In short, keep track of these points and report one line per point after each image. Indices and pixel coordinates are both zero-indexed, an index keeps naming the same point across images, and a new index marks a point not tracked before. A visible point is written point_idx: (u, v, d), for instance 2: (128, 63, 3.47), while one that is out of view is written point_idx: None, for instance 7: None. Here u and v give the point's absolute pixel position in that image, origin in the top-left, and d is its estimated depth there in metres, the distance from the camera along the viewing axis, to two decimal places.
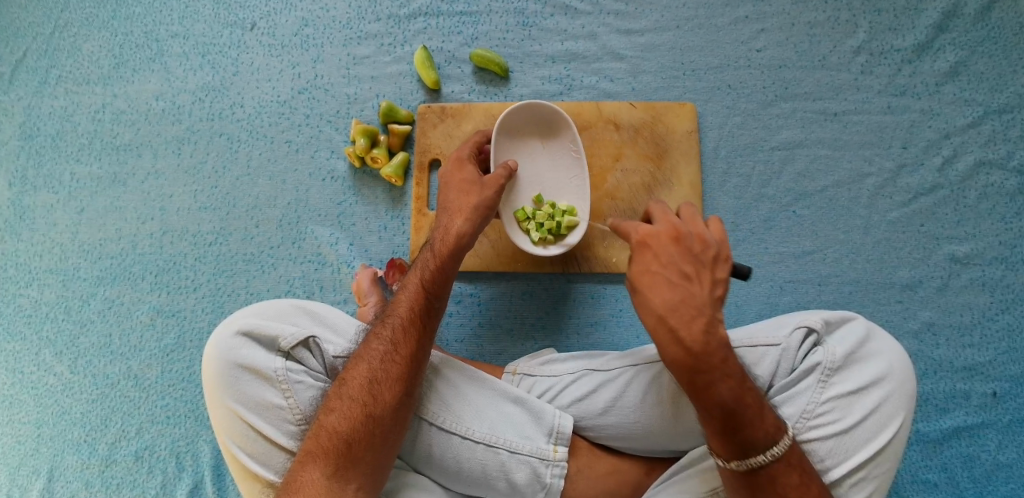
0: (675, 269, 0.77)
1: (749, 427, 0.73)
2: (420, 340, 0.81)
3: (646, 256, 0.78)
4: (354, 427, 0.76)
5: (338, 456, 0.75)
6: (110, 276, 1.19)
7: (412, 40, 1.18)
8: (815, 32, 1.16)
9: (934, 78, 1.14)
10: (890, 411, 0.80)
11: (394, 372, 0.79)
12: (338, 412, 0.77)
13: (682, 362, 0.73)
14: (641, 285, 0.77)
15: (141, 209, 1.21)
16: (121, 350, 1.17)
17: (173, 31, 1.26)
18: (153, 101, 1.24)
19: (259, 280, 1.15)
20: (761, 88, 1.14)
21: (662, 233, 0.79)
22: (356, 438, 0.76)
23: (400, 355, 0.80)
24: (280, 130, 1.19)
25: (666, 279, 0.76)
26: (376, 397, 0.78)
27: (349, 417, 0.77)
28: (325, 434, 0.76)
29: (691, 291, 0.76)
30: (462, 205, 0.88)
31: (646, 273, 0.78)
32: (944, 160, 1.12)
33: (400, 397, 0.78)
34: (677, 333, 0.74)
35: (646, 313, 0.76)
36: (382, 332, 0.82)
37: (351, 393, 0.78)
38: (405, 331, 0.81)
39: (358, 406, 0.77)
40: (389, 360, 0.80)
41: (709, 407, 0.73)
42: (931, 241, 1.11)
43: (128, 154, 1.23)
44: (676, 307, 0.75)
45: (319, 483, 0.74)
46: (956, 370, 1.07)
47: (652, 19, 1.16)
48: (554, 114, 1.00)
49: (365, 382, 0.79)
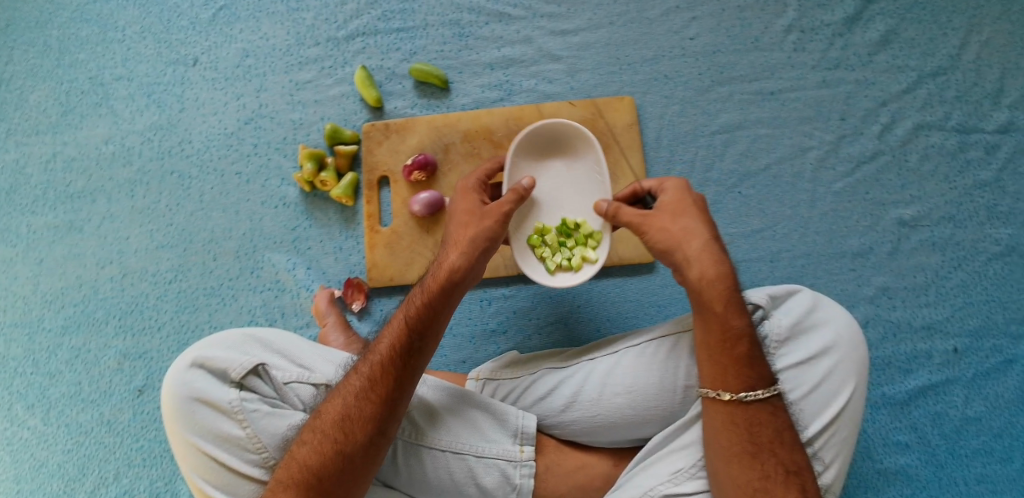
0: (701, 210, 0.85)
1: (760, 361, 0.79)
2: (398, 382, 0.80)
3: (671, 199, 0.85)
4: (325, 464, 0.76)
5: (309, 490, 0.76)
6: (74, 325, 1.19)
7: (352, 61, 1.20)
8: (745, 16, 1.18)
9: (865, 49, 1.17)
10: (841, 378, 0.83)
11: (368, 410, 0.78)
12: (310, 446, 0.78)
13: (720, 278, 0.80)
14: (671, 219, 0.84)
15: (100, 254, 1.21)
16: (92, 397, 1.17)
17: (117, 74, 1.27)
18: (103, 145, 1.25)
19: (221, 313, 1.15)
20: (698, 75, 1.16)
21: (678, 184, 0.87)
22: (328, 474, 0.76)
23: (377, 392, 0.79)
24: (229, 162, 1.20)
25: (701, 216, 0.84)
26: (348, 435, 0.78)
27: (320, 452, 0.77)
28: (296, 467, 0.77)
29: (715, 227, 0.84)
30: (459, 237, 0.87)
31: (676, 205, 0.85)
32: (883, 127, 1.15)
33: (372, 435, 0.78)
34: (712, 253, 0.81)
35: (687, 241, 0.82)
36: (361, 369, 0.81)
37: (324, 426, 0.79)
38: (383, 370, 0.80)
39: (330, 441, 0.77)
40: (364, 399, 0.79)
41: (733, 325, 0.79)
42: (878, 207, 1.13)
43: (82, 201, 1.23)
44: (711, 235, 0.83)
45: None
46: (914, 330, 1.09)
47: (585, 17, 1.18)
48: (574, 132, 0.98)
49: (338, 419, 0.79)
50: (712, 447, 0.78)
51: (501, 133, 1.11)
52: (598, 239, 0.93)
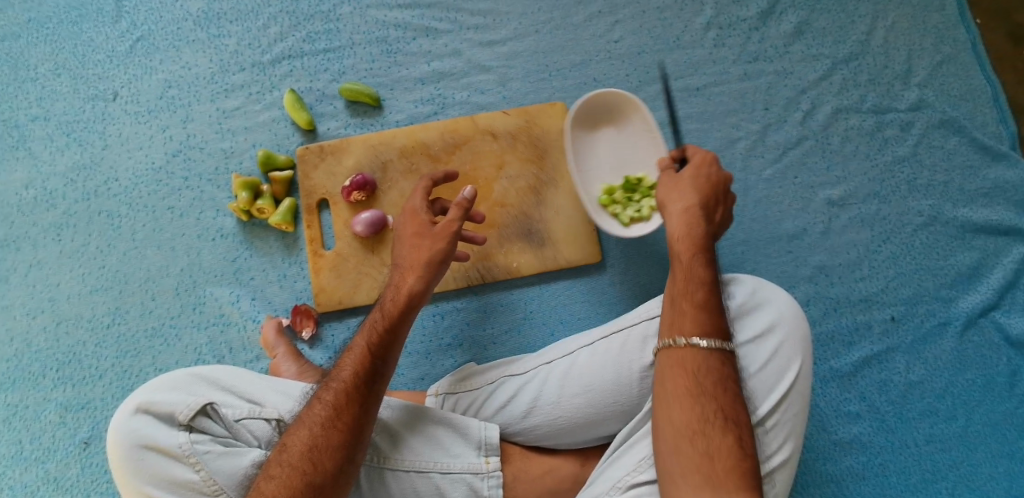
0: (706, 188, 0.90)
1: (720, 314, 0.80)
2: (364, 407, 0.80)
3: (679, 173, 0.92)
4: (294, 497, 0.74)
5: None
6: (7, 381, 1.13)
7: (280, 85, 1.18)
8: (666, 16, 1.22)
9: (781, 40, 1.23)
10: (787, 355, 0.87)
11: (336, 438, 0.77)
12: (276, 481, 0.75)
13: (689, 234, 0.85)
14: (671, 185, 0.91)
15: (30, 304, 1.15)
16: (34, 454, 1.11)
17: (32, 114, 1.21)
18: (23, 190, 1.19)
19: (166, 354, 1.11)
20: (626, 76, 1.19)
21: (700, 157, 0.92)
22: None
23: (344, 418, 0.79)
24: (160, 198, 1.16)
25: (704, 186, 0.90)
26: (317, 465, 0.76)
27: (289, 486, 0.74)
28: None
29: (715, 201, 0.90)
30: (413, 260, 0.90)
31: (686, 176, 0.91)
32: (804, 113, 1.20)
33: (342, 463, 0.77)
34: (691, 214, 0.87)
35: (678, 202, 0.89)
36: (325, 397, 0.80)
37: (290, 460, 0.76)
38: (349, 397, 0.80)
39: (297, 474, 0.75)
40: (331, 427, 0.78)
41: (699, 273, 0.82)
42: (808, 190, 1.18)
43: (4, 250, 1.17)
44: (701, 202, 0.88)
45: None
46: (853, 304, 1.15)
47: (511, 27, 1.19)
48: (619, 99, 1.05)
49: (305, 450, 0.77)
50: (662, 390, 0.77)
51: (437, 147, 1.11)
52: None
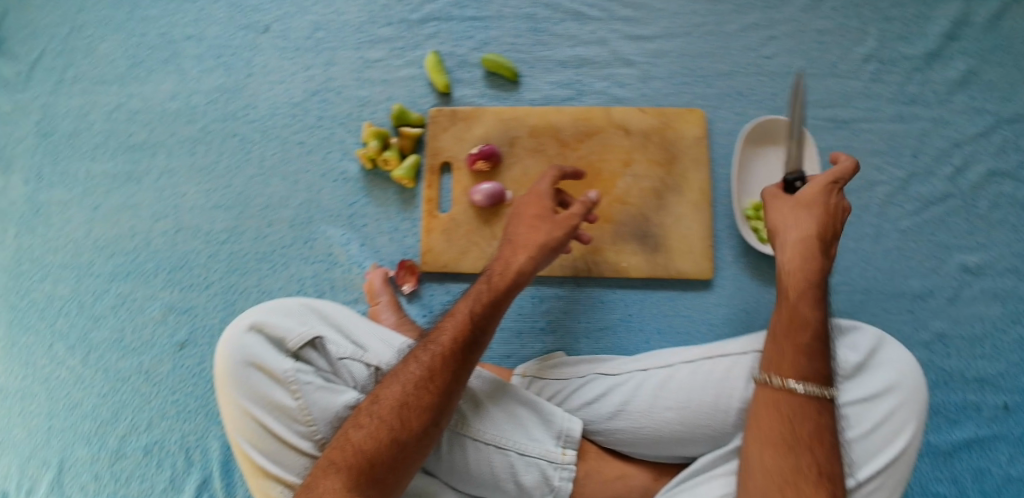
0: (825, 214, 0.84)
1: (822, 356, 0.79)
2: (456, 374, 0.80)
3: (798, 196, 0.86)
4: (380, 449, 0.75)
5: (361, 472, 0.74)
6: (123, 273, 1.21)
7: (424, 44, 1.19)
8: (825, 40, 1.16)
9: (944, 87, 1.15)
10: (900, 422, 0.82)
11: (425, 400, 0.78)
12: (365, 430, 0.77)
13: (802, 271, 0.82)
14: (788, 210, 0.86)
15: (155, 207, 1.22)
16: (133, 345, 1.18)
17: (188, 33, 1.28)
18: (168, 101, 1.26)
19: (270, 279, 1.16)
20: (771, 95, 1.14)
21: (819, 183, 0.85)
22: (382, 459, 0.75)
23: (432, 385, 0.79)
24: (293, 132, 1.21)
25: (822, 212, 0.84)
26: (404, 423, 0.77)
27: (377, 438, 0.76)
28: (351, 451, 0.75)
29: (828, 229, 0.84)
30: (528, 241, 0.88)
31: (807, 199, 0.85)
32: (954, 169, 1.12)
33: (428, 427, 0.77)
34: (806, 245, 0.83)
35: (792, 228, 0.84)
36: (420, 357, 0.81)
37: (380, 413, 0.78)
38: (443, 362, 0.80)
39: (385, 428, 0.76)
40: (423, 388, 0.78)
41: (799, 314, 0.80)
42: (942, 250, 1.10)
43: (143, 153, 1.25)
44: (819, 233, 0.83)
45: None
46: (967, 381, 1.07)
47: (662, 25, 1.17)
48: (792, 128, 1.09)
49: (394, 406, 0.78)
50: (755, 432, 0.77)
51: (567, 132, 1.11)
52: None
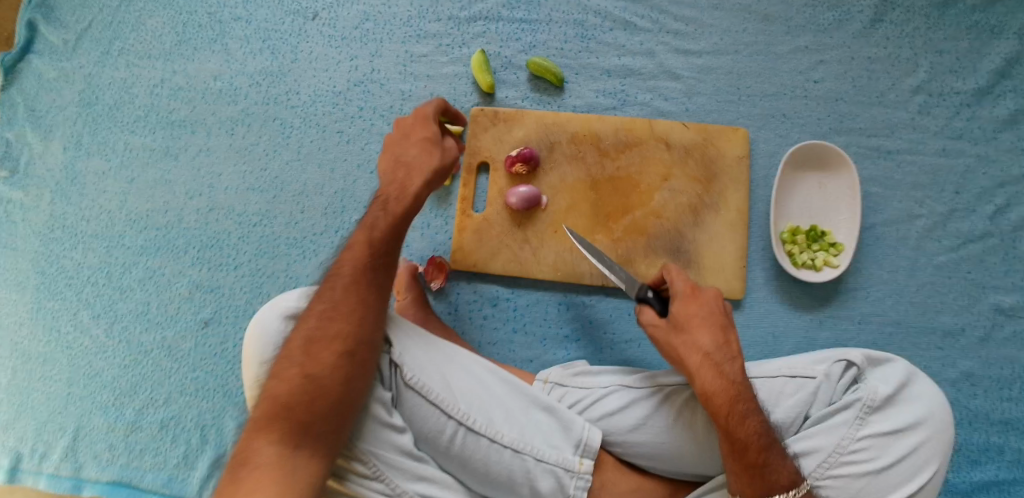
0: (716, 321, 0.86)
1: (781, 463, 0.79)
2: (359, 301, 0.81)
3: (692, 317, 0.86)
4: (294, 390, 0.75)
5: (281, 417, 0.73)
6: (153, 247, 1.22)
7: (471, 43, 1.20)
8: (875, 68, 1.15)
9: (992, 124, 1.12)
10: (927, 457, 0.82)
11: (332, 332, 0.79)
12: (280, 377, 0.76)
13: (724, 390, 0.81)
14: (687, 327, 0.86)
15: (190, 184, 1.24)
16: (157, 319, 1.19)
17: (236, 14, 1.29)
18: (211, 80, 1.27)
19: (300, 265, 1.17)
20: (817, 120, 1.13)
21: (683, 294, 0.88)
22: (299, 403, 0.74)
23: (336, 324, 0.79)
24: (333, 120, 1.21)
25: (710, 324, 0.86)
26: (314, 360, 0.77)
27: (291, 382, 0.75)
28: (269, 401, 0.75)
29: (726, 343, 0.85)
30: (421, 165, 0.91)
31: (686, 315, 0.87)
32: (996, 208, 1.10)
33: (339, 363, 0.77)
34: (716, 364, 0.83)
35: (692, 350, 0.84)
36: (324, 293, 0.82)
37: (292, 358, 0.78)
38: (347, 293, 0.81)
39: (297, 370, 0.76)
40: (325, 320, 0.80)
41: (736, 437, 0.79)
42: (977, 289, 1.08)
43: (182, 130, 1.26)
44: (719, 349, 0.84)
45: (265, 449, 0.71)
46: (991, 423, 1.05)
47: (711, 41, 1.16)
48: (834, 154, 1.08)
49: (304, 343, 0.79)
50: None
51: (608, 141, 1.10)
52: (841, 248, 1.06)
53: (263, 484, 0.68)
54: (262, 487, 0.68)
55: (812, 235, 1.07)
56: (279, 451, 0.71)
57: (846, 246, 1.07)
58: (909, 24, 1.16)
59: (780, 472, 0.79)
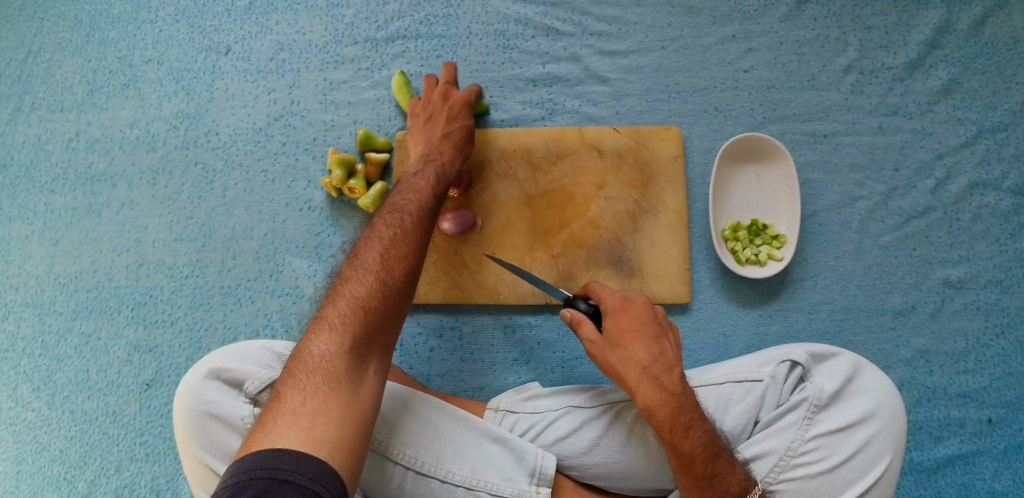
0: (648, 329, 0.83)
1: (730, 471, 0.77)
2: (425, 230, 0.85)
3: (624, 331, 0.82)
4: (372, 295, 0.74)
5: (360, 322, 0.72)
6: (86, 309, 1.16)
7: (391, 65, 1.16)
8: (804, 51, 1.13)
9: (926, 96, 1.11)
10: (880, 450, 0.81)
11: (405, 250, 0.80)
12: (358, 280, 0.75)
13: (665, 404, 0.77)
14: (621, 342, 0.82)
15: (116, 241, 1.18)
16: (98, 385, 1.14)
17: (147, 57, 1.23)
18: (128, 129, 1.21)
19: (237, 314, 1.12)
20: (750, 110, 1.11)
21: (613, 306, 0.84)
22: (372, 313, 0.73)
23: (411, 243, 0.82)
24: (256, 159, 1.16)
25: (644, 335, 0.82)
26: (389, 271, 0.77)
27: (368, 285, 0.75)
28: (347, 302, 0.73)
29: (662, 350, 0.82)
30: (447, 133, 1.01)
31: (618, 331, 0.83)
32: (937, 182, 1.09)
33: (407, 282, 0.78)
34: (652, 376, 0.79)
35: (629, 366, 0.80)
36: (390, 221, 0.84)
37: (366, 268, 0.77)
38: (416, 220, 0.85)
39: (374, 277, 0.76)
40: (399, 241, 0.81)
41: (682, 451, 0.75)
42: (925, 265, 1.07)
43: (103, 184, 1.20)
44: (657, 360, 0.81)
45: (341, 354, 0.69)
46: (951, 398, 1.04)
47: (635, 39, 1.13)
48: (768, 145, 1.06)
49: (378, 259, 0.78)
50: None
51: (539, 154, 1.07)
52: (784, 241, 1.03)
53: (335, 404, 0.66)
54: (335, 405, 0.66)
55: (753, 229, 1.04)
56: (352, 357, 0.69)
57: (789, 237, 1.05)
58: (834, 3, 1.14)
59: (729, 483, 0.76)
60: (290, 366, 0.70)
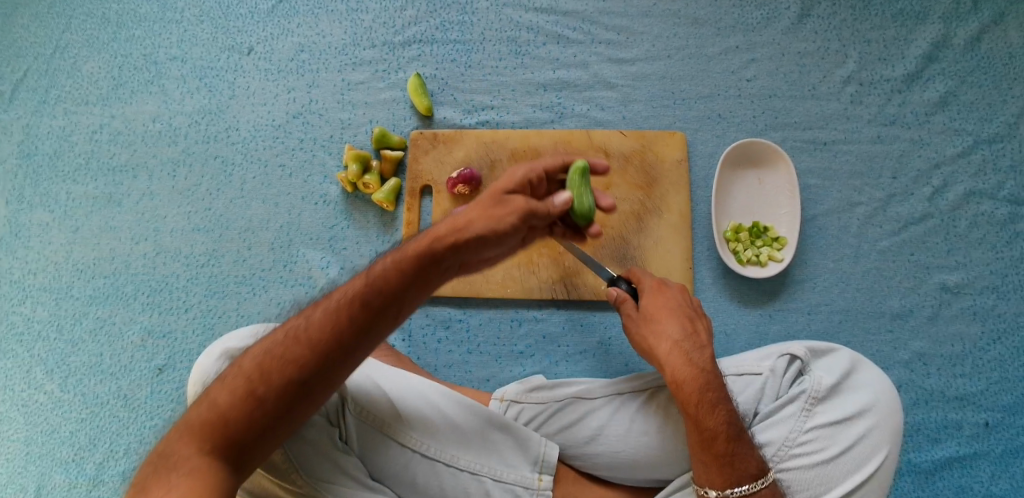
0: (680, 311, 0.87)
1: (744, 451, 0.79)
2: (335, 329, 0.69)
3: (659, 310, 0.87)
4: (234, 406, 0.67)
5: (212, 433, 0.66)
6: (103, 295, 1.19)
7: (407, 67, 1.20)
8: (805, 63, 1.17)
9: (923, 107, 1.15)
10: (876, 443, 0.83)
11: (292, 354, 0.68)
12: (226, 384, 0.69)
13: (693, 377, 0.81)
14: (655, 319, 0.86)
15: (135, 230, 1.22)
16: (111, 369, 1.17)
17: (172, 54, 1.27)
18: (150, 123, 1.26)
19: (250, 302, 1.16)
20: (752, 117, 1.15)
21: (649, 287, 0.90)
22: (222, 425, 0.66)
23: (300, 345, 0.69)
24: (274, 154, 1.21)
25: (678, 315, 0.87)
26: (262, 376, 0.68)
27: (235, 392, 0.68)
28: (206, 408, 0.68)
29: (696, 332, 0.86)
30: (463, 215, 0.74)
31: (652, 308, 0.88)
32: (934, 190, 1.12)
33: (287, 391, 0.68)
34: (682, 352, 0.83)
35: (660, 341, 0.85)
36: (317, 307, 0.71)
37: (243, 368, 0.69)
38: (332, 313, 0.70)
39: (245, 382, 0.68)
40: (296, 340, 0.69)
41: (705, 426, 0.78)
42: (922, 270, 1.10)
43: (124, 175, 1.24)
44: (689, 338, 0.84)
45: (189, 464, 0.64)
46: (947, 400, 1.06)
47: (643, 48, 1.18)
48: (768, 150, 1.10)
49: (266, 357, 0.69)
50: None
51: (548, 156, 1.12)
52: (784, 242, 1.07)
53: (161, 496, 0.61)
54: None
55: (754, 231, 1.08)
56: (198, 466, 0.64)
57: (788, 240, 1.08)
58: (834, 17, 1.18)
59: (748, 462, 0.79)
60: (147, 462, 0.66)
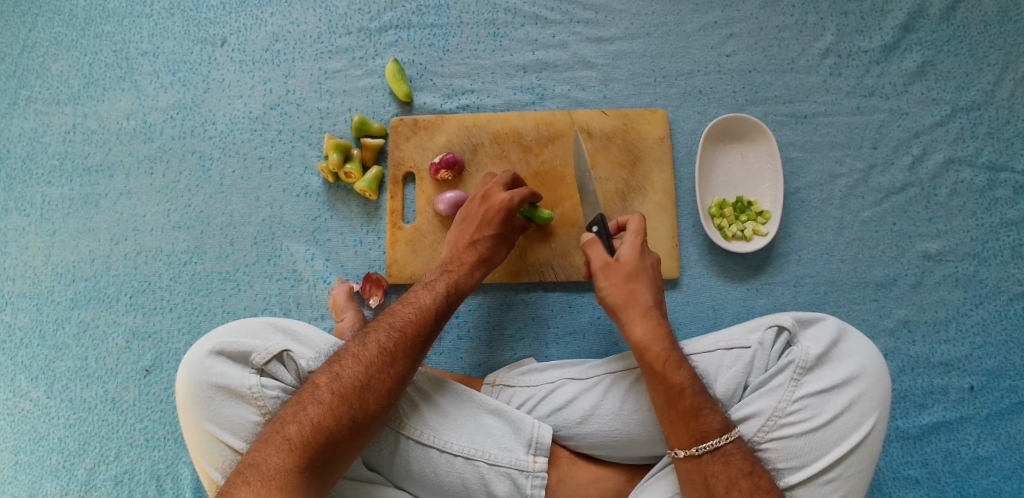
0: (654, 278, 0.91)
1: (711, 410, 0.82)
2: (409, 360, 0.83)
3: (638, 272, 0.90)
4: (337, 426, 0.76)
5: (315, 449, 0.74)
6: (85, 299, 1.17)
7: (384, 53, 1.19)
8: (783, 36, 1.17)
9: (901, 78, 1.16)
10: (864, 410, 0.84)
11: (383, 383, 0.80)
12: (325, 409, 0.76)
13: (660, 340, 0.85)
14: (633, 281, 0.89)
15: (114, 229, 1.19)
16: (97, 373, 1.15)
17: (143, 49, 1.25)
18: (124, 120, 1.23)
19: (235, 298, 1.14)
20: (732, 93, 1.15)
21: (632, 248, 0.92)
22: (324, 441, 0.75)
23: (388, 375, 0.80)
24: (252, 147, 1.19)
25: (650, 281, 0.90)
26: (361, 403, 0.78)
27: (332, 414, 0.76)
28: (306, 430, 0.75)
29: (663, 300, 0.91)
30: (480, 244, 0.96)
31: (630, 267, 0.90)
32: (913, 159, 1.13)
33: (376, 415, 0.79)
34: (652, 318, 0.87)
35: (635, 302, 0.88)
36: (383, 336, 0.83)
37: (336, 393, 0.78)
38: (403, 346, 0.83)
39: (344, 408, 0.77)
40: (381, 371, 0.80)
41: (668, 384, 0.82)
42: (904, 239, 1.11)
43: (99, 175, 1.21)
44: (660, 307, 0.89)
45: (301, 478, 0.72)
46: (932, 366, 1.08)
47: (621, 26, 1.17)
48: (750, 125, 1.10)
49: (355, 386, 0.78)
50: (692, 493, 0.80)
51: (530, 137, 1.11)
52: (768, 216, 1.07)
53: None
54: None
55: (738, 206, 1.08)
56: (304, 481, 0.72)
57: (773, 213, 1.09)
58: None
59: (712, 417, 0.81)
60: (241, 471, 0.73)
